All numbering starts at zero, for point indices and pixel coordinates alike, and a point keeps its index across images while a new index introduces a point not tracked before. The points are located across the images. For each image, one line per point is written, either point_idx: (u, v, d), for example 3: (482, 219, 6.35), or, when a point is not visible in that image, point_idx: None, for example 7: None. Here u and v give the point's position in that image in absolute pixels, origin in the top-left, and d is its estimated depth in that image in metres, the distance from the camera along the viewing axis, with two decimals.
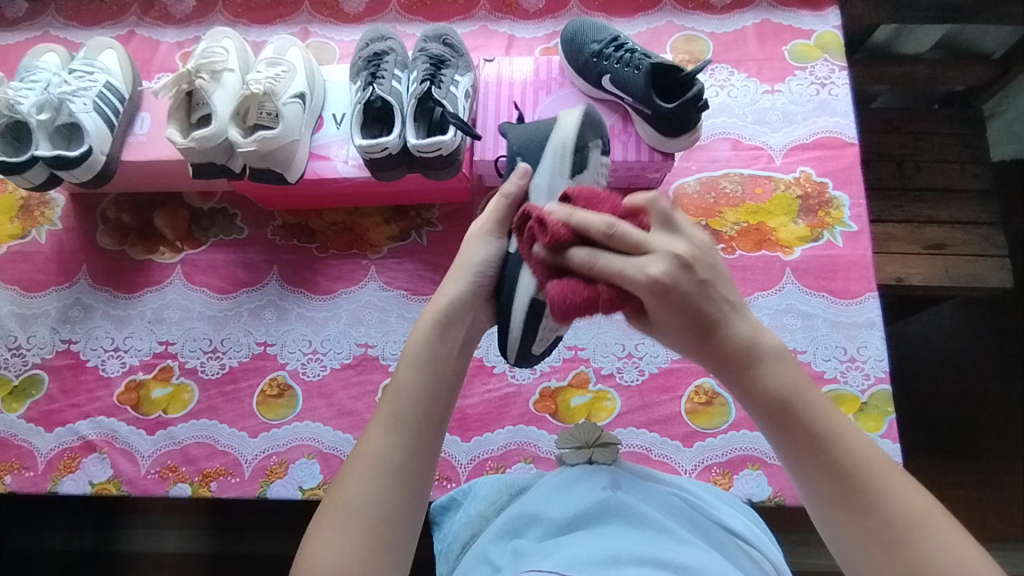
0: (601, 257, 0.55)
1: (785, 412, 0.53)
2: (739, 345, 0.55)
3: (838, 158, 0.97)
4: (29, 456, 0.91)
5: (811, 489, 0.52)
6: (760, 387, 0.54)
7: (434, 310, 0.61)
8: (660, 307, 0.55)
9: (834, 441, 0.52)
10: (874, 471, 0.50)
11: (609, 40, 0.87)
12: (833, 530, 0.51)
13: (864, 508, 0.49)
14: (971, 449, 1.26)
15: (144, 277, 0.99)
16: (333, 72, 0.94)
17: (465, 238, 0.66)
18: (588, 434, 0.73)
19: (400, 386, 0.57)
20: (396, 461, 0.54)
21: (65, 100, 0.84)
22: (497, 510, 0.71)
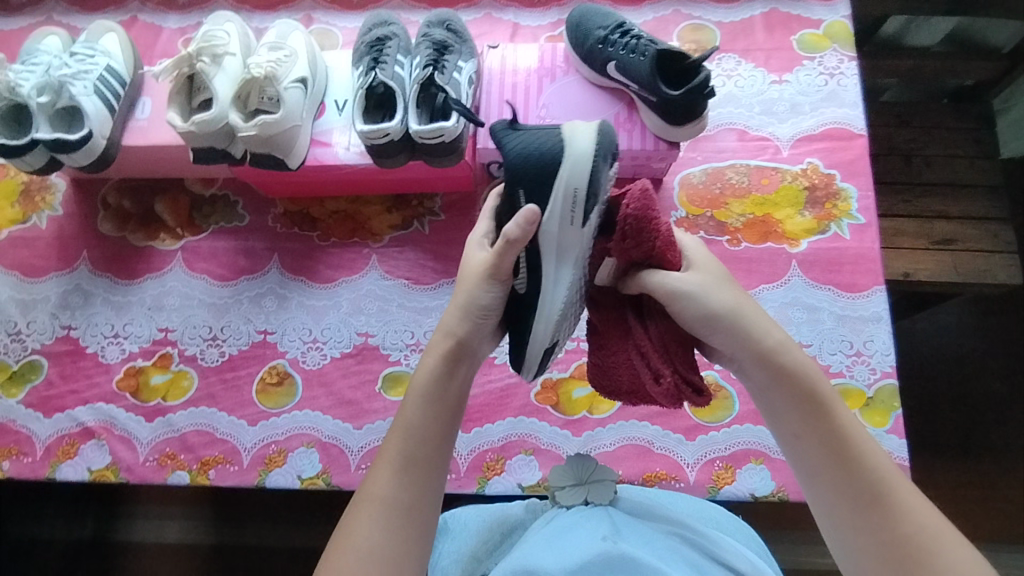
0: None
1: (811, 391, 0.56)
2: (780, 344, 0.58)
3: (846, 150, 0.95)
4: (28, 442, 0.91)
5: (824, 472, 0.54)
6: (789, 368, 0.57)
7: (437, 345, 0.62)
8: (712, 267, 0.62)
9: (856, 444, 0.54)
10: (894, 481, 0.53)
11: (615, 27, 0.86)
12: (837, 510, 0.53)
13: (875, 485, 0.52)
14: (976, 447, 1.24)
15: (144, 264, 0.98)
16: (335, 58, 0.93)
17: (466, 274, 0.64)
18: (583, 472, 0.72)
19: (405, 424, 0.59)
20: (406, 499, 0.56)
21: (66, 83, 0.83)
22: (489, 551, 0.70)
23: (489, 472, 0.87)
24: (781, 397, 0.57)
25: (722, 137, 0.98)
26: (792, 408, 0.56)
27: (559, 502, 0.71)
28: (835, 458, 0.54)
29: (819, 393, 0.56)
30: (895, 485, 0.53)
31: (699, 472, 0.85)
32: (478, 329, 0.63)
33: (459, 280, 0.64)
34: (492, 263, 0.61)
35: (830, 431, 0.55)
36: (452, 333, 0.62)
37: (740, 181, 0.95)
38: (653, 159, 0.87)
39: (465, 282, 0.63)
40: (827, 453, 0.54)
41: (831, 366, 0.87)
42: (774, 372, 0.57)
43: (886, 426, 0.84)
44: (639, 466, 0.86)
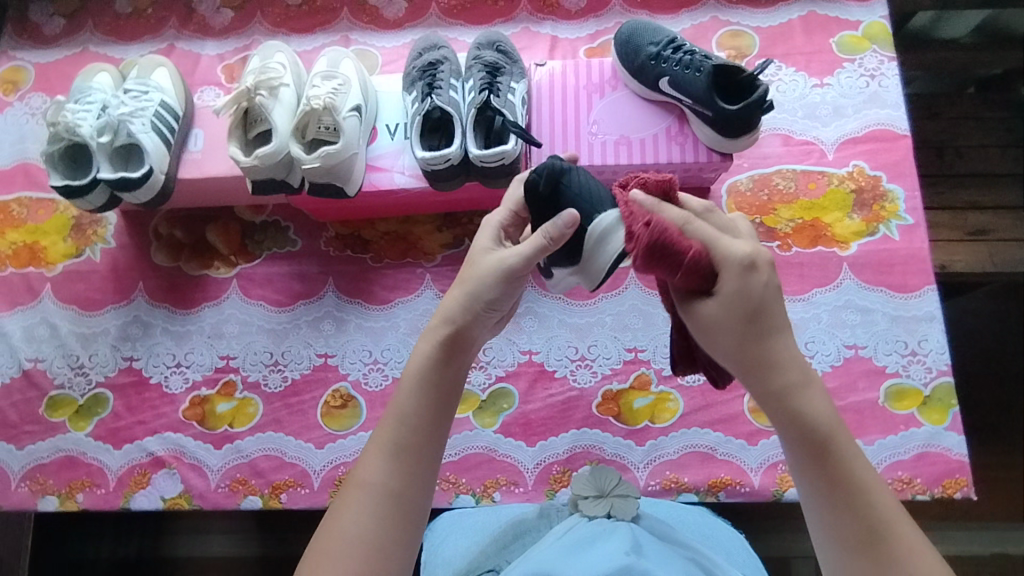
0: (699, 221, 0.52)
1: (817, 426, 0.50)
2: (784, 370, 0.51)
3: (890, 151, 0.97)
4: (100, 474, 0.92)
5: (824, 515, 0.50)
6: (795, 411, 0.51)
7: (435, 331, 0.58)
8: (732, 298, 0.50)
9: (861, 484, 0.50)
10: (894, 527, 0.49)
11: (666, 43, 0.87)
12: (832, 550, 0.50)
13: (872, 531, 0.49)
14: (1013, 430, 1.26)
15: (201, 293, 0.99)
16: (383, 82, 0.94)
17: (480, 257, 0.60)
18: (606, 483, 0.75)
19: (399, 411, 0.57)
20: (394, 486, 0.54)
21: (125, 121, 0.84)
22: (499, 549, 0.75)
23: (556, 485, 0.89)
24: (783, 426, 0.51)
25: (767, 143, 0.99)
26: (795, 448, 0.51)
27: (581, 510, 0.73)
28: (843, 505, 0.50)
29: (824, 426, 0.50)
30: (897, 536, 0.49)
31: (762, 476, 0.87)
32: (479, 316, 0.58)
33: (469, 266, 0.60)
34: (517, 259, 0.57)
35: (835, 477, 0.50)
36: (451, 318, 0.58)
37: (788, 186, 0.96)
38: (705, 170, 0.88)
39: (477, 266, 0.59)
40: (828, 490, 0.50)
41: (887, 367, 0.89)
42: (774, 398, 0.51)
43: (944, 424, 0.86)
44: (703, 473, 0.88)
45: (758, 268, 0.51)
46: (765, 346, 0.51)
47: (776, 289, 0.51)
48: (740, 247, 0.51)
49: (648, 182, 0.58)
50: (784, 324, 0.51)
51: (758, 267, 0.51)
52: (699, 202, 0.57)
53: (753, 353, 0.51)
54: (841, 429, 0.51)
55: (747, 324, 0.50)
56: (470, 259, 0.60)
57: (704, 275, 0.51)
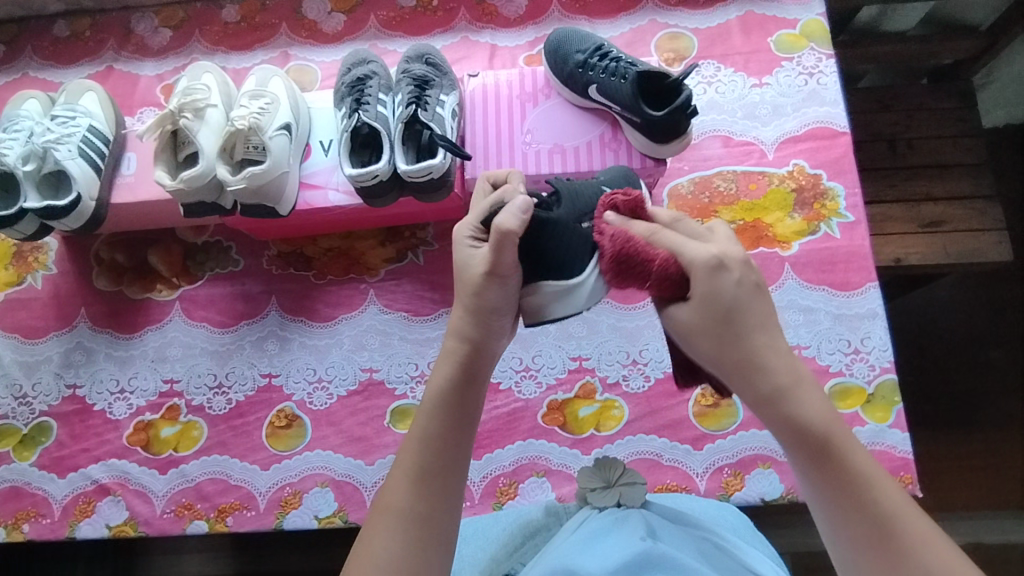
0: (665, 232, 0.51)
1: (809, 428, 0.47)
2: (772, 367, 0.47)
3: (830, 149, 0.96)
4: (45, 503, 0.91)
5: (830, 516, 0.47)
6: (788, 412, 0.47)
7: (451, 350, 0.56)
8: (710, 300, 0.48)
9: (867, 483, 0.46)
10: (909, 521, 0.45)
11: (593, 50, 0.87)
12: (842, 551, 0.47)
13: (885, 527, 0.45)
14: (978, 419, 1.26)
15: (144, 316, 0.99)
16: (317, 98, 0.93)
17: (470, 271, 0.56)
18: (612, 473, 0.71)
19: (422, 436, 0.54)
20: (421, 511, 0.52)
21: (50, 149, 0.84)
22: (509, 553, 0.71)
23: (503, 498, 0.88)
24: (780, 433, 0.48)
25: (707, 145, 0.98)
26: (792, 451, 0.48)
27: (591, 503, 0.69)
28: (849, 507, 0.46)
29: (818, 425, 0.46)
30: (908, 533, 0.44)
31: (708, 481, 0.87)
32: (496, 329, 0.57)
33: (460, 283, 0.57)
34: (491, 260, 0.54)
35: (837, 478, 0.46)
36: (467, 334, 0.56)
37: (728, 188, 0.96)
38: (641, 176, 0.88)
39: (470, 281, 0.56)
40: (833, 490, 0.46)
41: (831, 366, 0.88)
42: (763, 399, 0.47)
43: (888, 421, 0.85)
44: (650, 480, 0.87)
45: (732, 267, 0.48)
46: (749, 345, 0.47)
47: (754, 287, 0.48)
48: (708, 248, 0.48)
49: (620, 200, 0.57)
50: (767, 321, 0.48)
51: (736, 269, 0.48)
52: (667, 214, 0.55)
53: (737, 356, 0.47)
54: (839, 429, 0.47)
55: (728, 326, 0.47)
56: (459, 279, 0.57)
57: (672, 280, 0.49)
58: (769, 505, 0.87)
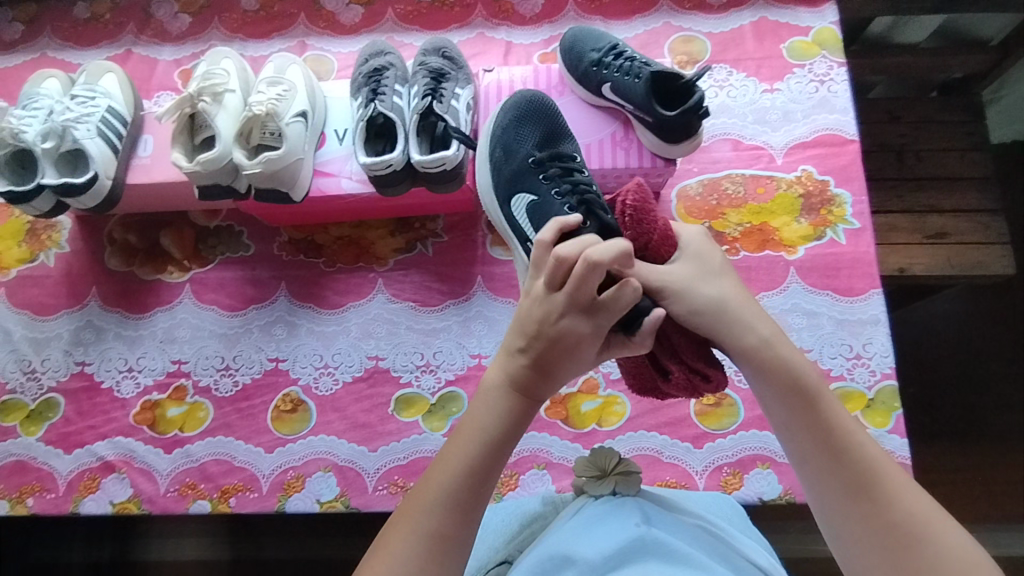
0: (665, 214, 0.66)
1: (800, 385, 0.55)
2: (764, 339, 0.57)
3: (838, 155, 0.97)
4: (50, 478, 0.92)
5: (814, 465, 0.53)
6: (778, 359, 0.56)
7: (503, 379, 0.56)
8: (700, 257, 0.62)
9: (849, 434, 0.53)
10: (884, 470, 0.51)
11: (608, 49, 0.88)
12: (825, 499, 0.52)
13: (864, 472, 0.51)
14: (975, 431, 1.26)
15: (154, 297, 1.00)
16: (333, 87, 0.94)
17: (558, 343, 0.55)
18: (606, 461, 0.71)
19: (459, 457, 0.53)
20: (445, 530, 0.51)
21: (69, 127, 0.85)
22: (508, 542, 0.72)
23: (504, 488, 0.89)
24: (773, 391, 0.55)
25: (717, 147, 0.99)
26: (780, 399, 0.55)
27: (587, 493, 0.70)
28: (831, 451, 0.52)
29: (806, 386, 0.55)
30: (888, 480, 0.51)
31: (707, 479, 0.88)
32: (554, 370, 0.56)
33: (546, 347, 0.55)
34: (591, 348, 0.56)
35: (822, 424, 0.53)
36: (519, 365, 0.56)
37: (737, 190, 0.97)
38: (651, 175, 0.89)
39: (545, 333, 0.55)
40: (819, 438, 0.53)
41: (832, 370, 0.89)
42: (758, 360, 0.56)
43: (887, 426, 0.86)
44: (650, 476, 0.88)
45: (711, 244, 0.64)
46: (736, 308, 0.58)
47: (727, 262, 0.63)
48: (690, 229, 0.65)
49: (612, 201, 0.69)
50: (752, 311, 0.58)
51: (710, 242, 0.64)
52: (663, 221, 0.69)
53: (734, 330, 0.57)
54: (821, 381, 0.56)
55: (713, 278, 0.60)
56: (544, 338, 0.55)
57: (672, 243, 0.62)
58: (767, 505, 0.88)
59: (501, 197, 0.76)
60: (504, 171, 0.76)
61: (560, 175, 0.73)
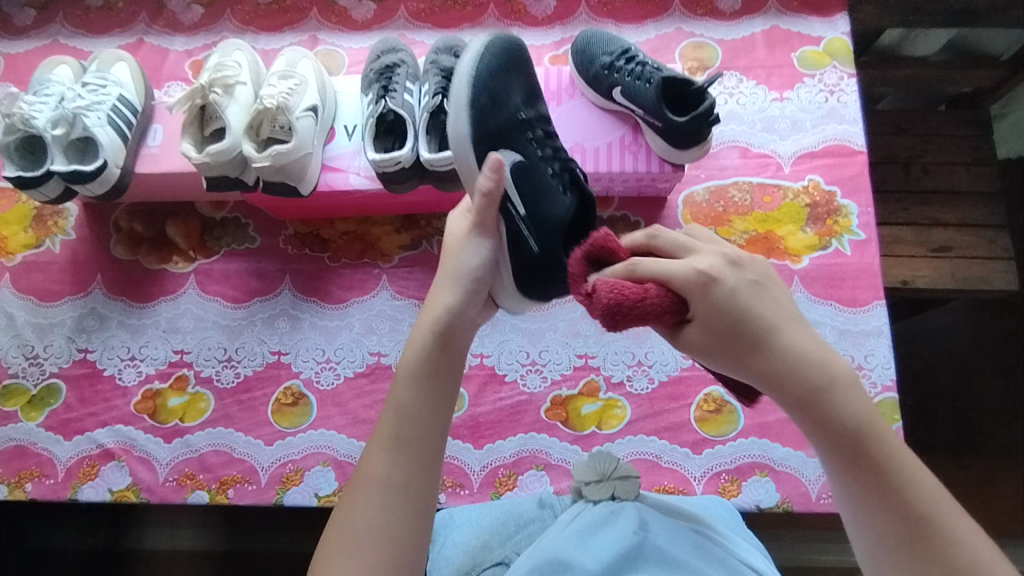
0: (644, 260, 0.50)
1: (847, 429, 0.48)
2: (800, 366, 0.49)
3: (846, 166, 0.97)
4: (49, 464, 0.92)
5: (866, 516, 0.48)
6: (826, 403, 0.49)
7: (426, 319, 0.57)
8: (705, 313, 0.49)
9: (903, 478, 0.47)
10: (946, 515, 0.46)
11: (620, 53, 0.88)
12: (876, 552, 0.48)
13: (921, 521, 0.46)
14: (972, 446, 1.27)
15: (158, 286, 1.00)
16: (344, 83, 0.95)
17: (450, 246, 0.61)
18: (605, 467, 0.72)
19: (397, 405, 0.55)
20: (399, 480, 0.53)
21: (80, 115, 0.86)
22: (502, 540, 0.71)
23: (501, 488, 0.89)
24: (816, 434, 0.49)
25: (725, 154, 1.00)
26: (828, 449, 0.49)
27: (586, 497, 0.70)
28: (880, 504, 0.47)
29: (858, 428, 0.48)
30: (950, 528, 0.46)
31: (705, 485, 0.88)
32: (470, 299, 0.59)
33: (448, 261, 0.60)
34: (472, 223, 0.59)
35: (877, 476, 0.47)
36: (443, 304, 0.58)
37: (743, 199, 0.97)
38: (658, 180, 0.89)
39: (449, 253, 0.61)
40: (869, 488, 0.47)
41: None
42: (798, 396, 0.49)
43: None
44: (648, 480, 0.88)
45: (720, 277, 0.49)
46: (773, 354, 0.49)
47: (751, 285, 0.50)
48: (692, 263, 0.49)
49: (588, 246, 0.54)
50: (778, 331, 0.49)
51: (732, 268, 0.50)
52: (643, 232, 0.54)
53: (763, 367, 0.49)
54: (875, 422, 0.49)
55: (739, 324, 0.49)
56: (445, 249, 0.62)
57: (667, 302, 0.49)
58: (764, 513, 0.88)
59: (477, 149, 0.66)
60: (491, 123, 0.67)
61: (546, 139, 0.72)
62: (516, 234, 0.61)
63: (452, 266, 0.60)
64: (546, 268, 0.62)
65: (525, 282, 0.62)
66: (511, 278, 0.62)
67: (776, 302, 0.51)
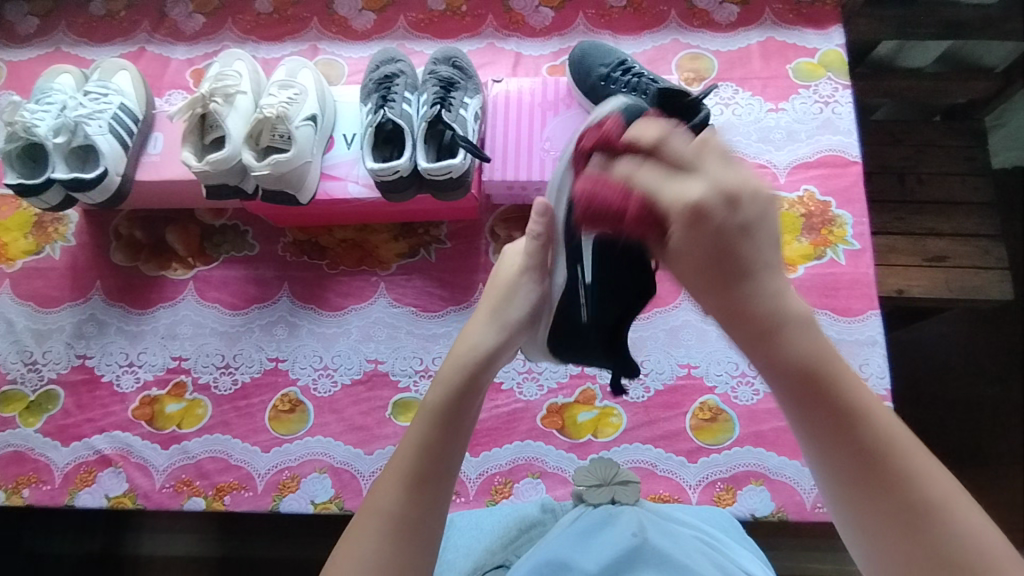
0: (643, 173, 0.46)
1: (804, 367, 0.43)
2: (763, 305, 0.44)
3: (840, 177, 0.98)
4: (46, 470, 0.92)
5: (826, 464, 0.44)
6: (779, 334, 0.44)
7: (459, 356, 0.58)
8: (683, 248, 0.44)
9: (863, 414, 0.43)
10: (905, 453, 0.42)
11: (616, 64, 0.91)
12: (834, 489, 0.44)
13: (878, 458, 0.42)
14: (969, 455, 1.27)
15: (157, 293, 1.01)
16: (343, 92, 0.96)
17: (506, 278, 0.64)
18: (605, 472, 0.74)
19: (417, 441, 0.53)
20: (412, 515, 0.51)
21: (82, 123, 0.87)
22: (505, 546, 0.72)
23: (497, 495, 0.89)
24: (775, 366, 0.44)
25: None
26: (780, 393, 0.45)
27: (586, 501, 0.71)
28: (836, 447, 0.43)
29: (817, 364, 0.43)
30: (913, 468, 0.42)
31: (700, 494, 0.88)
32: (505, 343, 0.60)
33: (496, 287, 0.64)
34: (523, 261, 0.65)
35: (833, 421, 0.43)
36: (479, 344, 0.59)
37: None
38: None
39: (500, 289, 0.64)
40: (828, 428, 0.43)
41: None
42: (752, 325, 0.44)
43: None
44: (644, 489, 0.89)
45: (717, 212, 0.42)
46: (747, 291, 0.44)
47: (733, 232, 0.43)
48: (682, 193, 0.43)
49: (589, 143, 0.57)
50: (761, 262, 0.44)
51: (724, 204, 0.42)
52: (650, 133, 0.46)
53: (724, 296, 0.44)
54: (831, 358, 0.44)
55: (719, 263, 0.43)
56: (493, 282, 0.65)
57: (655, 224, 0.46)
58: (759, 522, 0.88)
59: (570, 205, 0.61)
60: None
61: None
62: (572, 299, 0.63)
63: (499, 307, 0.63)
64: (574, 336, 0.66)
65: (558, 342, 0.67)
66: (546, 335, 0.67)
67: (762, 235, 0.44)
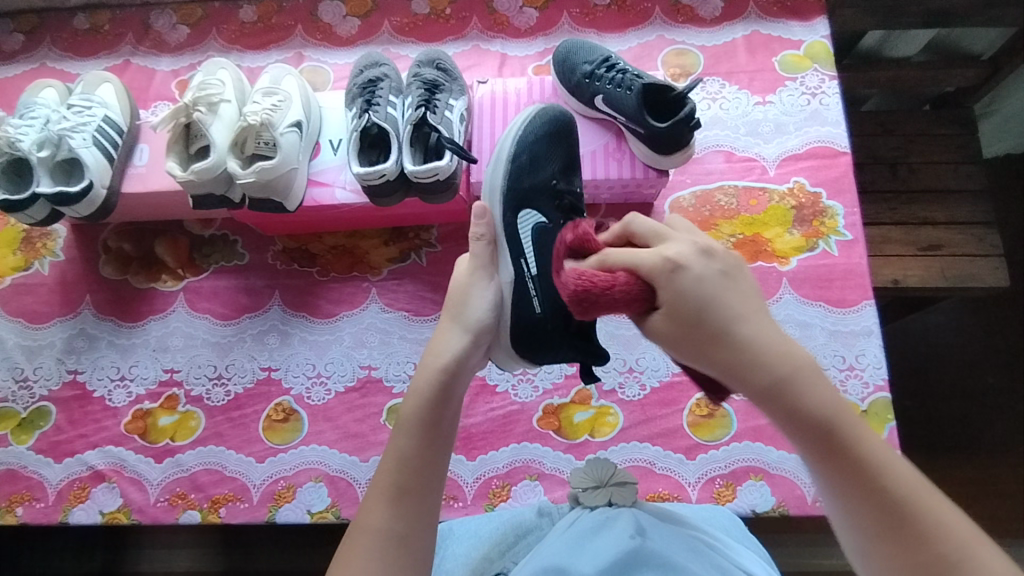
0: (614, 252, 0.53)
1: (814, 420, 0.47)
2: (769, 362, 0.48)
3: (831, 167, 0.97)
4: (40, 488, 0.91)
5: (851, 514, 0.46)
6: (792, 400, 0.47)
7: (431, 367, 0.57)
8: (672, 302, 0.49)
9: (872, 463, 0.46)
10: (918, 500, 0.45)
11: (600, 61, 0.90)
12: (858, 541, 0.46)
13: (896, 509, 0.45)
14: (973, 444, 1.26)
15: (147, 305, 1.00)
16: (328, 98, 0.96)
17: (462, 288, 0.63)
18: (602, 473, 0.73)
19: (398, 455, 0.54)
20: (399, 530, 0.52)
21: (65, 136, 0.86)
22: (502, 552, 0.70)
23: (496, 499, 0.88)
24: (790, 422, 0.48)
25: (710, 159, 1.00)
26: (797, 441, 0.48)
27: (582, 504, 0.71)
28: (862, 501, 0.45)
29: (830, 420, 0.47)
30: (927, 517, 0.44)
31: (700, 491, 0.87)
32: (475, 345, 0.60)
33: (453, 298, 0.63)
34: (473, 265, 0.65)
35: (854, 472, 0.46)
36: (450, 349, 0.58)
37: (729, 202, 0.97)
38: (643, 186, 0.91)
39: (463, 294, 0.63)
40: (845, 479, 0.46)
41: None
42: (764, 383, 0.48)
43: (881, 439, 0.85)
44: (643, 488, 0.88)
45: (687, 265, 0.50)
46: (729, 344, 0.48)
47: (710, 298, 0.49)
48: (661, 252, 0.50)
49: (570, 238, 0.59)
50: (743, 312, 0.49)
51: (681, 270, 0.49)
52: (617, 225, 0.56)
53: (723, 351, 0.48)
54: (843, 413, 0.47)
55: (698, 334, 0.49)
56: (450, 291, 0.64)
57: (637, 296, 0.51)
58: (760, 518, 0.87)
59: (506, 200, 0.70)
60: (523, 181, 0.71)
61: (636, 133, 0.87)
62: (522, 295, 0.64)
63: (460, 311, 0.62)
64: (537, 333, 0.63)
65: (521, 344, 0.64)
66: (509, 339, 0.64)
67: (744, 291, 0.50)
